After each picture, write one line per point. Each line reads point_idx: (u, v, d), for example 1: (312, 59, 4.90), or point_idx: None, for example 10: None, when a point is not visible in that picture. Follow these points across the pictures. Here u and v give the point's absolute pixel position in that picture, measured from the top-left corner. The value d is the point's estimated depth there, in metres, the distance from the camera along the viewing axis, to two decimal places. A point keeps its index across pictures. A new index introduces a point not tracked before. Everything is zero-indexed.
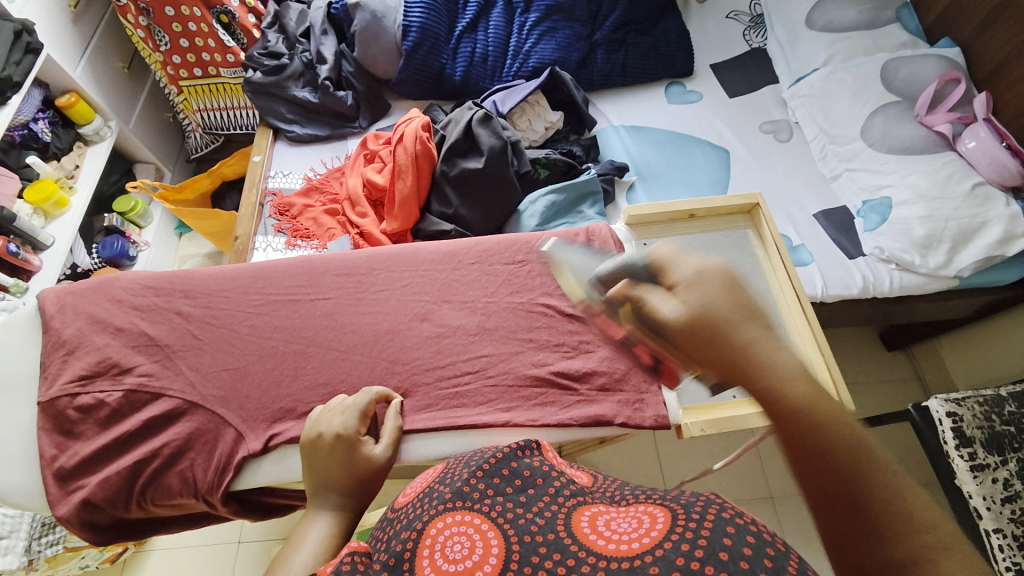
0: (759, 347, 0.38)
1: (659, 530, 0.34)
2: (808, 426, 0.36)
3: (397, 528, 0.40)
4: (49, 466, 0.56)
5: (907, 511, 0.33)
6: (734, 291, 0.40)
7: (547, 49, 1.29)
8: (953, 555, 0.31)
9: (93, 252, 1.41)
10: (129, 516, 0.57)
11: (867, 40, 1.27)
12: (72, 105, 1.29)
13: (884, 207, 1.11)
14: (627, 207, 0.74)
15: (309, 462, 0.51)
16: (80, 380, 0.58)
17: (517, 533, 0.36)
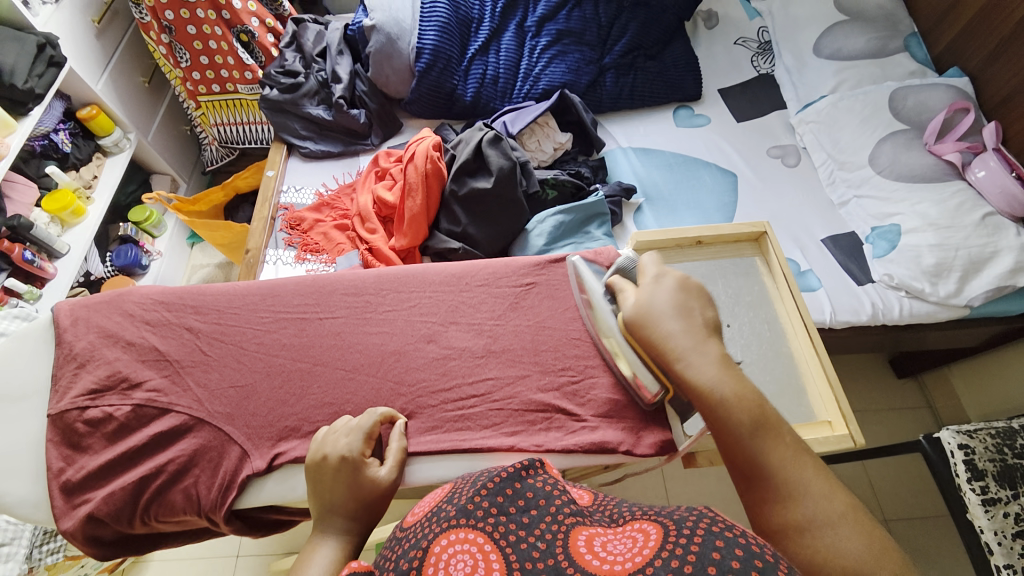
0: (685, 340, 0.54)
1: (652, 547, 0.34)
2: (739, 420, 0.50)
3: (404, 548, 0.38)
4: (55, 478, 0.56)
5: (817, 492, 0.47)
6: (676, 297, 0.57)
7: (557, 72, 1.32)
8: (844, 520, 0.46)
9: (107, 260, 1.44)
10: (132, 531, 0.57)
11: (874, 69, 1.28)
12: (93, 117, 1.33)
13: (893, 233, 1.11)
14: (635, 232, 0.74)
15: (314, 484, 0.52)
16: (90, 393, 0.58)
17: (517, 558, 0.36)
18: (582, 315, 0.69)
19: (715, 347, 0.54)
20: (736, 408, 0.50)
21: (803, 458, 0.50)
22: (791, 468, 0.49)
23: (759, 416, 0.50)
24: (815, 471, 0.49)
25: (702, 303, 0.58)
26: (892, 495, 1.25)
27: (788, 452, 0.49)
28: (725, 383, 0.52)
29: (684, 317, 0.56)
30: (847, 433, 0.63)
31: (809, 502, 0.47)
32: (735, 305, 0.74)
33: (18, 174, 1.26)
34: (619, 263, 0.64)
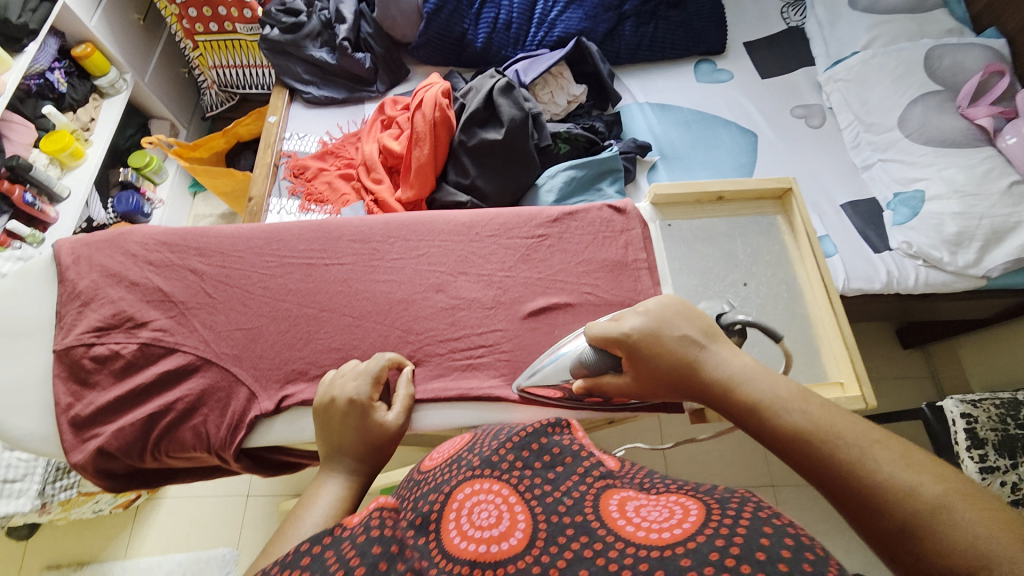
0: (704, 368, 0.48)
1: (693, 522, 0.32)
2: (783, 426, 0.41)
3: (425, 490, 0.40)
4: (64, 413, 0.56)
5: (901, 479, 0.35)
6: (665, 329, 0.51)
7: (573, 18, 1.24)
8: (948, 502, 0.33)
9: (109, 207, 1.42)
10: (143, 466, 0.58)
11: (911, 24, 1.20)
12: (88, 56, 1.27)
13: (916, 200, 1.07)
14: (653, 186, 0.71)
15: (322, 425, 0.52)
16: (95, 331, 0.57)
17: (544, 511, 0.36)
18: (593, 269, 0.67)
19: (733, 356, 0.48)
20: (781, 413, 0.42)
21: (881, 443, 0.38)
22: (870, 460, 0.37)
23: (811, 415, 0.40)
24: (907, 453, 0.37)
25: (687, 316, 0.52)
26: None
27: (859, 439, 0.38)
28: (761, 395, 0.44)
29: (688, 346, 0.50)
30: (860, 395, 0.63)
31: (911, 495, 0.35)
32: (753, 264, 0.72)
33: (14, 113, 1.21)
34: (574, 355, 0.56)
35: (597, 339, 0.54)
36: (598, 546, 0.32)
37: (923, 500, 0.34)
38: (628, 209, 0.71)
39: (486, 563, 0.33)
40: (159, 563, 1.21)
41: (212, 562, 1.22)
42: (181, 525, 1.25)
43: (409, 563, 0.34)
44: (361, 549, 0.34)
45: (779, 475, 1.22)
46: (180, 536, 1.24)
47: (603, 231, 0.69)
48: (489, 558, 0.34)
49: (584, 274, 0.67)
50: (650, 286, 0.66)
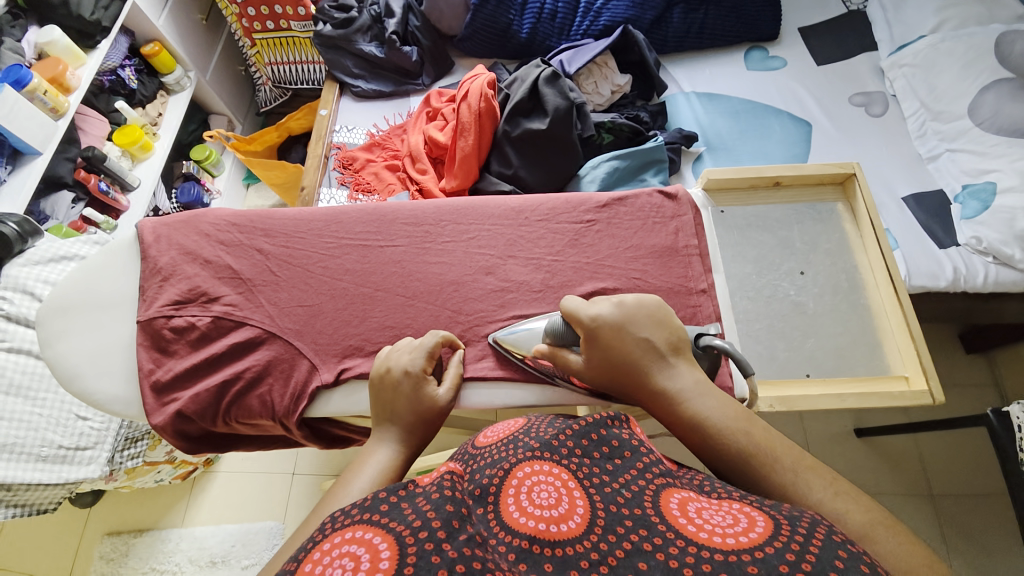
0: (658, 377, 0.52)
1: (760, 533, 0.34)
2: (728, 444, 0.47)
3: (481, 464, 0.42)
4: (146, 378, 0.60)
5: (831, 508, 0.41)
6: (628, 330, 0.54)
7: (620, 7, 1.22)
8: (868, 534, 0.40)
9: (173, 197, 1.52)
10: (215, 430, 0.61)
11: (980, 8, 1.12)
12: (156, 54, 1.36)
13: (986, 193, 1.00)
14: (707, 171, 0.69)
15: (378, 394, 0.54)
16: (174, 303, 0.62)
17: (602, 499, 0.38)
18: (643, 255, 0.66)
19: (685, 372, 0.53)
20: (727, 432, 0.47)
21: (815, 471, 0.44)
22: (804, 485, 0.43)
23: (753, 437, 0.46)
24: (834, 483, 0.43)
25: (657, 323, 0.55)
26: (946, 471, 1.21)
27: (794, 465, 0.45)
28: (708, 411, 0.49)
29: (647, 352, 0.54)
30: (925, 390, 0.60)
31: (842, 523, 0.40)
32: (810, 253, 0.69)
33: (90, 107, 1.31)
34: (550, 325, 0.59)
35: (568, 313, 0.57)
36: (657, 540, 0.34)
37: (851, 529, 0.40)
38: (680, 196, 0.69)
39: (545, 540, 0.35)
40: (212, 532, 1.30)
41: (260, 534, 1.29)
42: (234, 498, 1.33)
43: (476, 529, 0.36)
44: (436, 504, 0.36)
45: None
46: (232, 507, 1.32)
47: (653, 217, 0.68)
48: (548, 537, 0.35)
49: (636, 260, 0.66)
50: (701, 273, 0.65)
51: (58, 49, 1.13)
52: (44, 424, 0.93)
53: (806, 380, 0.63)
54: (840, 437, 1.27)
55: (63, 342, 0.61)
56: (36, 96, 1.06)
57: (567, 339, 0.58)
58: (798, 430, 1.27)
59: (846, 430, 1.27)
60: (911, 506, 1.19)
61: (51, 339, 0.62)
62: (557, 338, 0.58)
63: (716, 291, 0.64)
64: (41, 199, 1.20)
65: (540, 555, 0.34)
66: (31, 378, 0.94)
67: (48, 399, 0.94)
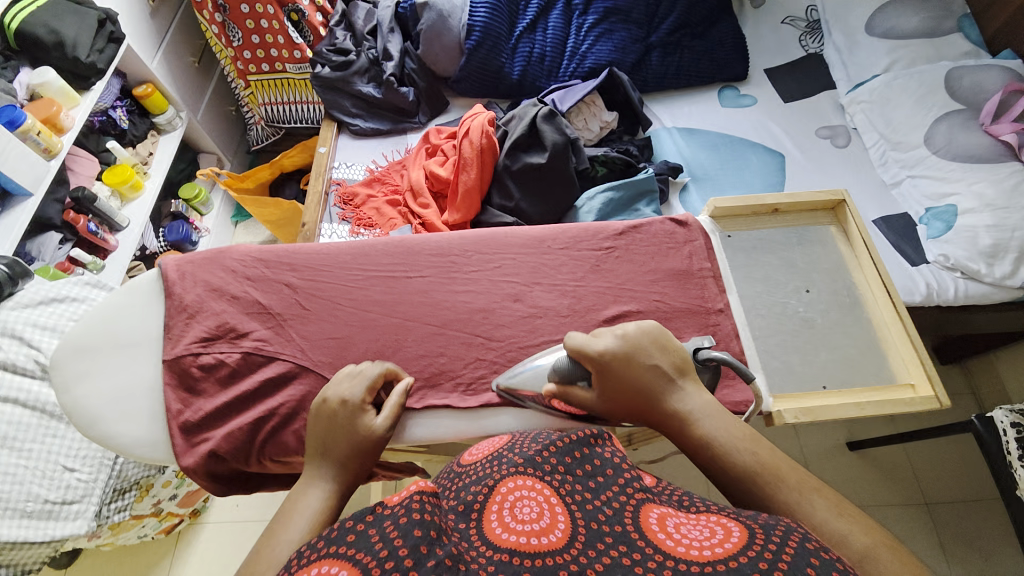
0: (670, 399, 0.56)
1: (734, 544, 0.37)
2: (737, 464, 0.51)
3: (467, 482, 0.47)
4: (174, 419, 0.58)
5: (836, 530, 0.45)
6: (637, 359, 0.56)
7: (603, 51, 1.32)
8: (873, 556, 0.42)
9: (160, 236, 1.49)
10: (246, 470, 0.60)
11: (928, 48, 1.25)
12: (149, 95, 1.37)
13: (949, 214, 1.10)
14: (713, 199, 0.74)
15: (314, 426, 0.54)
16: (202, 341, 0.61)
17: (585, 516, 0.42)
18: (660, 278, 0.70)
19: (695, 395, 0.56)
20: (736, 452, 0.51)
21: (819, 492, 0.48)
22: (809, 506, 0.47)
23: (759, 457, 0.50)
24: (839, 505, 0.46)
25: (661, 348, 0.58)
26: (935, 478, 1.26)
27: (799, 486, 0.48)
28: (717, 432, 0.53)
29: (659, 377, 0.56)
30: (932, 395, 0.64)
31: (845, 544, 0.44)
32: (812, 271, 0.74)
33: (81, 147, 1.31)
34: (555, 364, 0.60)
35: (574, 352, 0.57)
36: (637, 556, 0.38)
37: (854, 550, 0.43)
38: (690, 223, 0.74)
39: (525, 552, 0.38)
40: None
41: None
42: (224, 551, 1.25)
43: (446, 550, 0.37)
44: (404, 530, 0.37)
45: None
46: (221, 561, 1.24)
47: (667, 243, 0.72)
48: (530, 549, 0.39)
49: (655, 284, 0.69)
50: (717, 294, 0.69)
51: (52, 90, 1.12)
52: (30, 477, 0.88)
53: (824, 392, 0.66)
54: (834, 450, 1.31)
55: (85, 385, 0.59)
56: (29, 136, 1.04)
57: (574, 375, 0.58)
58: (794, 446, 1.31)
59: (839, 444, 1.31)
60: (907, 515, 1.23)
61: (69, 382, 0.60)
62: (562, 376, 0.59)
63: (732, 311, 0.68)
64: (28, 241, 1.17)
65: (519, 565, 0.37)
66: (18, 428, 0.88)
67: (34, 450, 0.89)
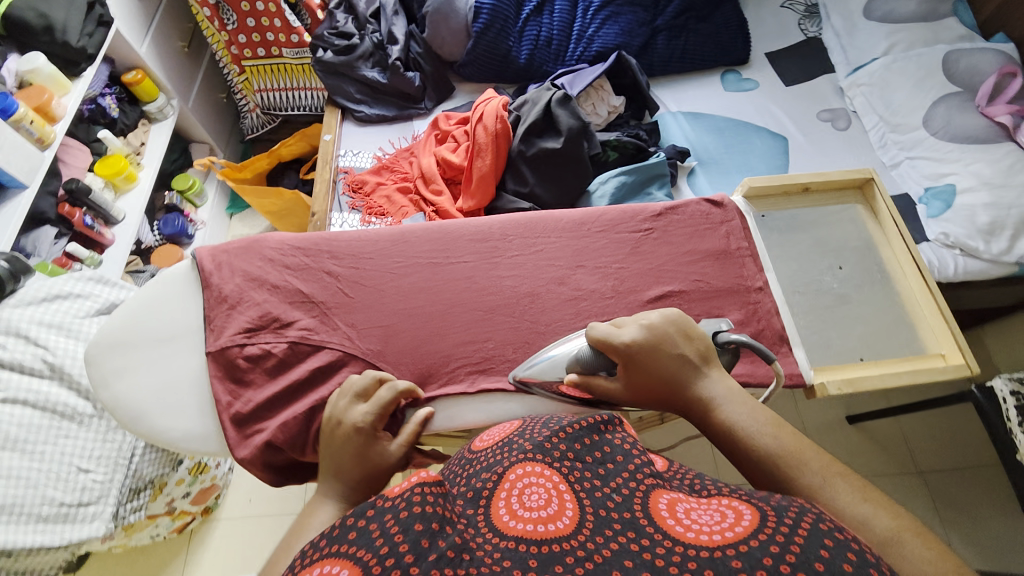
0: (692, 386, 0.56)
1: (745, 527, 0.36)
2: (758, 449, 0.51)
3: (478, 469, 0.46)
4: (225, 410, 0.60)
5: (859, 514, 0.44)
6: (663, 347, 0.57)
7: (610, 34, 1.31)
8: (897, 540, 0.42)
9: (155, 229, 1.44)
10: (303, 460, 0.60)
11: (926, 31, 1.27)
12: (139, 82, 1.31)
13: (948, 194, 1.13)
14: (749, 178, 0.75)
15: (327, 448, 0.55)
16: (246, 331, 0.62)
17: (593, 504, 0.40)
18: (699, 259, 0.71)
19: (717, 382, 0.57)
20: (758, 437, 0.52)
21: (842, 476, 0.47)
22: (831, 490, 0.46)
23: (781, 442, 0.50)
24: (862, 489, 0.46)
25: (686, 337, 0.59)
26: (928, 448, 1.32)
27: (821, 471, 0.48)
28: (738, 417, 0.54)
29: (683, 365, 0.57)
30: (964, 363, 0.67)
31: (868, 528, 0.43)
32: (844, 249, 0.76)
33: (70, 137, 1.23)
34: (578, 353, 0.60)
35: (598, 340, 0.58)
36: (645, 541, 0.36)
37: (877, 534, 0.43)
38: (725, 203, 0.75)
39: (534, 539, 0.37)
40: None
41: None
42: (235, 548, 1.23)
43: (449, 542, 0.36)
44: (405, 525, 0.36)
45: None
46: (236, 559, 1.22)
47: (703, 224, 0.74)
48: (538, 536, 0.37)
49: (693, 267, 0.71)
50: (756, 273, 0.71)
51: (41, 78, 1.06)
52: (43, 480, 0.85)
53: (864, 363, 0.69)
54: (835, 424, 1.36)
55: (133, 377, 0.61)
56: (20, 125, 0.99)
57: (597, 363, 0.59)
58: (796, 421, 1.36)
59: (840, 418, 1.36)
60: (904, 483, 1.29)
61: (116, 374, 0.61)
62: (585, 364, 0.59)
63: (771, 289, 0.71)
64: (23, 236, 1.12)
65: (526, 552, 0.36)
66: (28, 430, 0.85)
67: (47, 452, 0.86)
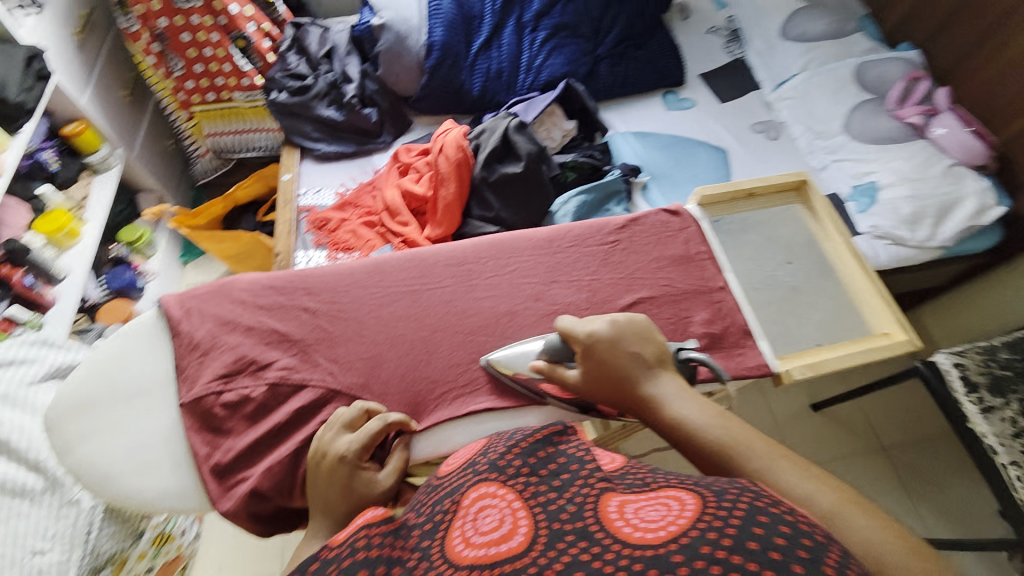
0: (644, 384, 0.58)
1: (688, 517, 0.37)
2: (707, 440, 0.53)
3: (441, 496, 0.48)
4: (205, 462, 0.62)
5: (803, 493, 0.47)
6: (621, 345, 0.60)
7: (556, 64, 1.38)
8: (836, 514, 0.46)
9: (102, 284, 1.37)
10: (290, 506, 0.61)
11: (835, 48, 1.43)
12: (79, 134, 1.27)
13: (872, 190, 1.24)
14: (699, 187, 0.81)
15: (313, 482, 0.55)
16: (221, 378, 0.64)
17: (547, 519, 0.41)
18: (666, 266, 0.76)
19: (668, 380, 0.59)
20: (707, 429, 0.53)
21: (786, 458, 0.50)
22: (776, 472, 0.49)
23: (729, 431, 0.52)
24: (805, 468, 0.49)
25: (644, 338, 0.61)
26: (889, 427, 1.41)
27: (767, 455, 0.51)
28: (687, 411, 0.55)
29: (637, 364, 0.59)
30: (907, 338, 0.73)
31: (811, 505, 0.46)
32: (792, 246, 0.83)
33: (10, 196, 1.18)
34: (547, 346, 0.65)
35: (563, 331, 0.63)
36: (594, 549, 0.36)
37: (820, 510, 0.46)
38: (682, 212, 0.81)
39: (485, 564, 0.38)
40: None
41: None
42: None
43: None
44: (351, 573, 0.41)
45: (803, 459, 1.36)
46: None
47: (664, 232, 0.79)
48: (487, 560, 0.38)
49: (658, 276, 0.75)
50: (716, 273, 0.76)
51: None
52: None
53: (821, 347, 0.74)
54: (802, 413, 1.43)
55: (107, 433, 0.63)
56: None
57: (561, 353, 0.64)
58: (766, 414, 1.42)
59: (805, 407, 1.43)
60: (872, 462, 1.36)
61: (89, 433, 0.63)
62: (551, 355, 0.64)
63: (732, 288, 0.75)
64: None
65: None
66: None
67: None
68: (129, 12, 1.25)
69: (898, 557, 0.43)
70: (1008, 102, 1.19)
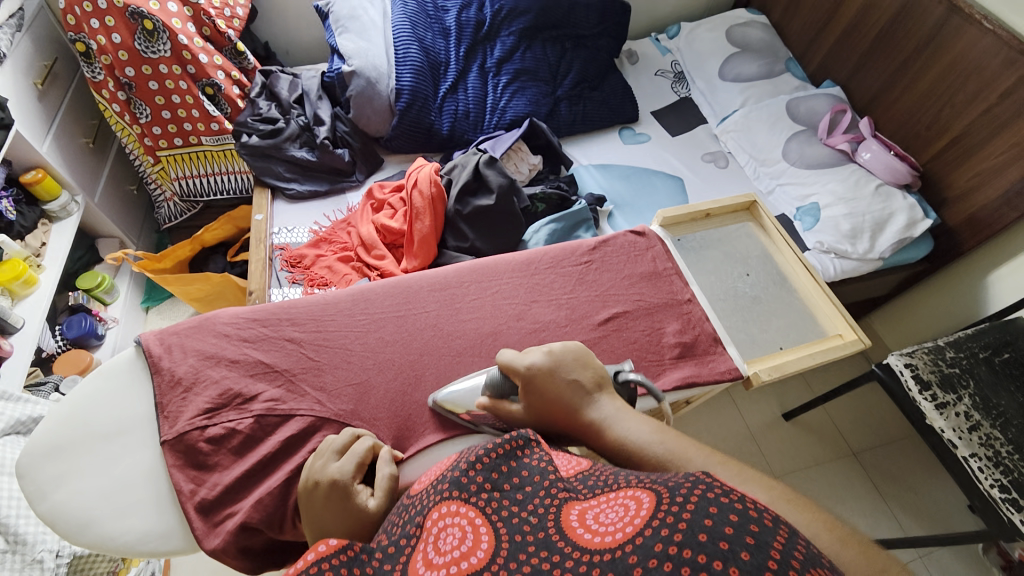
0: (585, 410, 0.61)
1: (643, 517, 0.39)
2: (649, 457, 0.55)
3: (410, 514, 0.47)
4: (189, 500, 0.61)
5: None
6: (559, 373, 0.62)
7: (520, 104, 1.48)
8: (773, 509, 0.47)
9: (58, 334, 1.30)
10: (280, 538, 0.62)
11: (769, 86, 1.59)
12: (39, 181, 1.23)
13: (814, 210, 1.36)
14: (662, 209, 0.88)
15: (309, 509, 0.55)
16: (205, 413, 0.64)
17: (509, 531, 0.42)
18: (636, 282, 0.81)
19: (607, 403, 0.61)
20: (648, 445, 0.56)
21: (722, 465, 0.53)
22: None
23: (667, 446, 0.55)
24: (740, 474, 0.52)
25: (581, 364, 0.64)
26: (856, 434, 1.47)
27: (706, 465, 0.53)
28: (629, 432, 0.58)
29: (577, 391, 0.62)
30: (857, 338, 0.79)
31: None
32: (748, 260, 0.90)
33: None
34: (489, 378, 0.65)
35: (504, 366, 0.64)
36: (555, 557, 0.38)
37: None
38: (647, 232, 0.87)
39: None
40: None
41: None
42: None
43: None
44: None
45: (777, 467, 1.41)
46: None
47: (633, 251, 0.84)
48: None
49: (630, 291, 0.80)
50: (683, 286, 0.81)
51: None
52: None
53: (784, 351, 0.80)
54: (774, 424, 1.48)
55: (85, 476, 0.62)
56: None
57: (503, 389, 0.64)
58: (740, 426, 1.46)
59: (777, 417, 1.49)
60: (845, 468, 1.42)
61: (66, 477, 0.61)
62: (494, 389, 0.65)
63: (698, 299, 0.81)
64: None
65: None
66: None
67: None
68: (93, 62, 1.24)
69: (830, 544, 0.44)
70: (926, 126, 1.33)
